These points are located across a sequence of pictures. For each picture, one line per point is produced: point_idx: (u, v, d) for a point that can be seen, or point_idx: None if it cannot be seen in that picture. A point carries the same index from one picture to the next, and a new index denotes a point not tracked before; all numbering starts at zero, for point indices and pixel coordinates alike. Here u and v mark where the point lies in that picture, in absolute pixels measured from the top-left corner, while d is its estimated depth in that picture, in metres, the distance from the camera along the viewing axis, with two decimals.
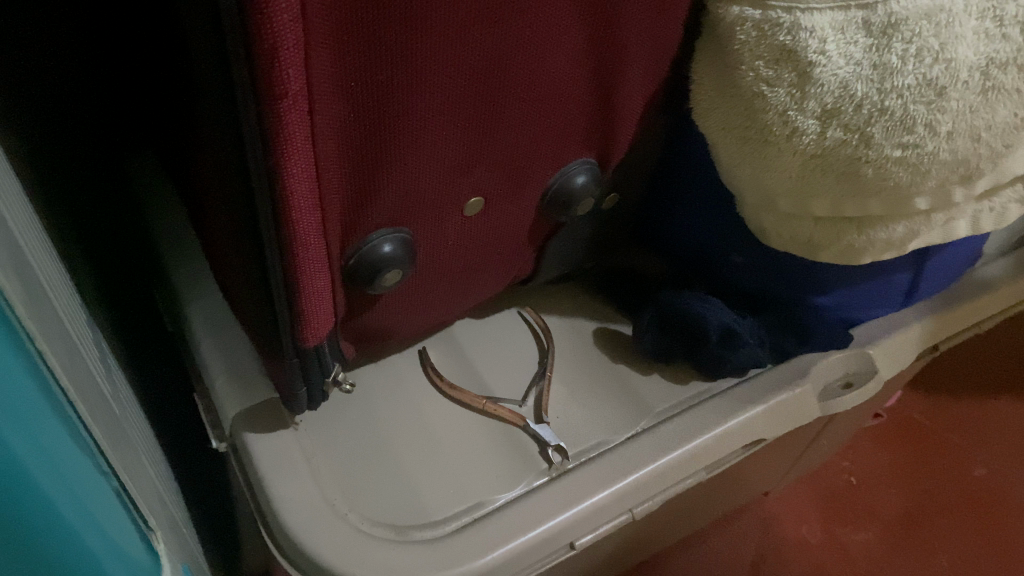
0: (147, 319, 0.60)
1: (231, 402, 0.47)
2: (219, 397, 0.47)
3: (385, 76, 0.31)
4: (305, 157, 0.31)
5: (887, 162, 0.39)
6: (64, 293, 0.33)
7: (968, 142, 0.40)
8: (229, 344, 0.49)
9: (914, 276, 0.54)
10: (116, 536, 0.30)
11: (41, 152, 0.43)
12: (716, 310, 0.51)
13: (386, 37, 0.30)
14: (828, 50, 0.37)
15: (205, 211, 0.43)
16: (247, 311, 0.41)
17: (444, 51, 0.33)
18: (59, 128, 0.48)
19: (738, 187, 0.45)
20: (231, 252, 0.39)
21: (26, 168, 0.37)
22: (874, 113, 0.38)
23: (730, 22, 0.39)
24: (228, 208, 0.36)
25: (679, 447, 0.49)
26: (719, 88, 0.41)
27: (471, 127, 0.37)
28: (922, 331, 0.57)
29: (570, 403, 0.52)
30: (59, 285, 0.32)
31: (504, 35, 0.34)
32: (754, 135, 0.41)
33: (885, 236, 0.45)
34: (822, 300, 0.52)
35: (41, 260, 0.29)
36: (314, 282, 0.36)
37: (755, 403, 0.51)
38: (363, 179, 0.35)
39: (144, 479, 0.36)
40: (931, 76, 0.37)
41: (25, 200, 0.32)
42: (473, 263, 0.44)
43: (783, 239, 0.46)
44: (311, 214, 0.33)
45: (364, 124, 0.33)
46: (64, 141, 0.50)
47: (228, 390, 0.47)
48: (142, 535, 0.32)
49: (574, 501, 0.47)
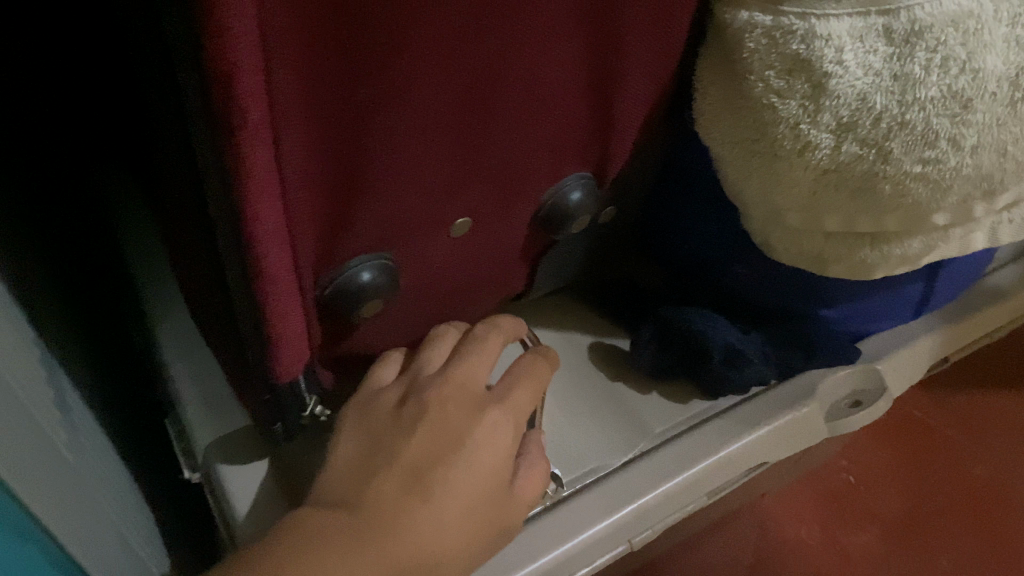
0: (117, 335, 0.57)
1: (204, 431, 0.44)
2: (190, 424, 0.44)
3: (362, 99, 0.28)
4: (270, 189, 0.28)
5: (906, 178, 0.36)
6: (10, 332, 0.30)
7: (993, 157, 0.37)
8: (202, 368, 0.46)
9: (926, 286, 0.52)
10: None
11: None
12: (717, 326, 0.48)
13: (363, 57, 0.27)
14: (845, 60, 0.34)
15: (171, 231, 0.40)
16: (217, 339, 0.38)
17: (428, 69, 0.29)
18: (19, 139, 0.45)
19: (743, 200, 0.42)
20: (198, 280, 0.36)
21: None
22: (894, 127, 0.35)
23: (738, 28, 0.36)
24: (194, 235, 0.33)
25: (680, 474, 0.46)
26: (726, 98, 0.38)
27: (458, 147, 0.34)
28: (933, 344, 0.54)
29: (566, 425, 0.50)
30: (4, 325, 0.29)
31: (493, 49, 0.31)
32: (763, 148, 0.38)
33: (899, 251, 0.42)
34: (829, 313, 0.50)
35: None
36: (286, 317, 0.33)
37: (760, 424, 0.48)
38: (338, 206, 0.32)
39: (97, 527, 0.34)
40: (957, 87, 0.34)
41: None
42: (461, 284, 0.41)
43: (791, 254, 0.43)
44: (279, 247, 0.30)
45: (338, 150, 0.30)
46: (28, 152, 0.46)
47: (200, 417, 0.44)
48: None
49: (569, 535, 0.44)
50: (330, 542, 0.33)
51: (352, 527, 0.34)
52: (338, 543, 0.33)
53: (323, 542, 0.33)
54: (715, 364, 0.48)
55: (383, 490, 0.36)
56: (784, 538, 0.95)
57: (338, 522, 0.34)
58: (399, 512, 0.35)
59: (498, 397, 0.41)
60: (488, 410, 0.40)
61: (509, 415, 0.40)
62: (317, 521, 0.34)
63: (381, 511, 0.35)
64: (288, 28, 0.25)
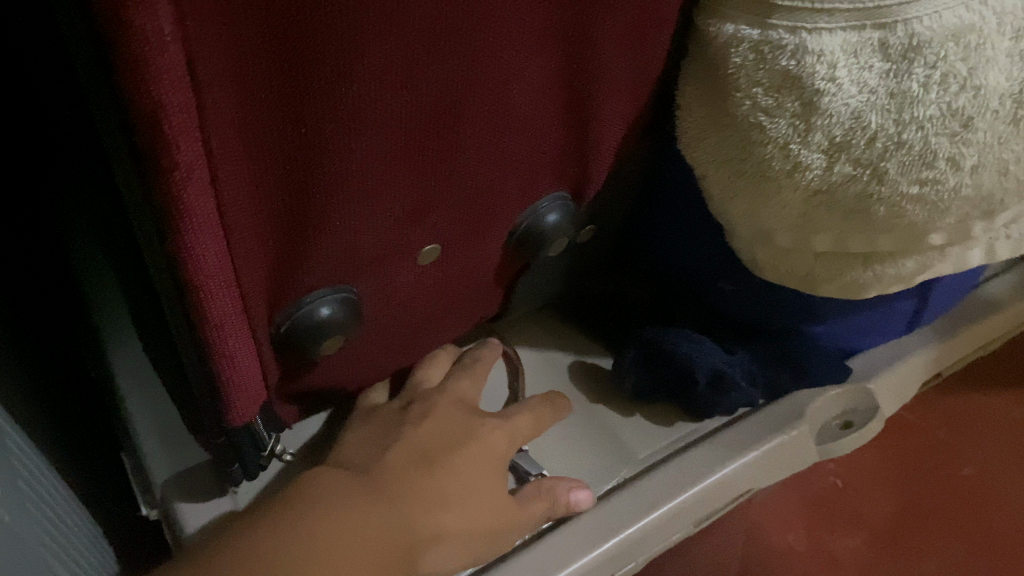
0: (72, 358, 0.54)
1: (161, 466, 0.41)
2: (146, 459, 0.41)
3: (311, 128, 0.26)
4: (211, 231, 0.25)
5: (902, 200, 0.34)
6: None
7: (993, 176, 0.35)
8: (158, 399, 0.43)
9: (918, 301, 0.50)
10: None
11: None
12: (703, 350, 0.45)
13: (311, 83, 0.24)
14: (838, 77, 0.31)
15: (117, 261, 0.37)
16: (167, 375, 0.36)
17: (385, 92, 0.27)
18: None
19: (729, 220, 0.40)
20: (146, 317, 0.34)
21: None
22: (890, 147, 0.32)
23: (723, 42, 0.33)
24: (138, 272, 0.30)
25: (665, 504, 0.44)
26: (710, 114, 0.36)
27: (421, 172, 0.31)
28: (925, 360, 0.52)
29: (546, 450, 0.47)
30: None
31: (456, 69, 0.28)
32: (750, 169, 0.36)
33: (893, 271, 0.40)
34: (819, 330, 0.48)
35: None
36: (237, 360, 0.30)
37: (748, 449, 0.46)
38: (290, 241, 0.29)
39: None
40: (957, 105, 0.32)
41: None
42: (431, 311, 0.39)
43: (780, 274, 0.41)
44: (225, 290, 0.27)
45: (286, 183, 0.27)
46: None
47: (157, 452, 0.42)
48: None
49: (549, 572, 0.42)
50: (353, 497, 0.33)
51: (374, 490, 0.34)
52: (361, 498, 0.33)
53: (349, 495, 0.33)
54: (702, 388, 0.45)
55: (399, 468, 0.36)
56: (771, 547, 0.79)
57: (358, 483, 0.34)
58: (414, 484, 0.36)
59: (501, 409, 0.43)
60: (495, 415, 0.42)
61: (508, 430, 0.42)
62: (337, 481, 0.34)
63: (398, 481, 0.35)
64: (221, 58, 0.22)
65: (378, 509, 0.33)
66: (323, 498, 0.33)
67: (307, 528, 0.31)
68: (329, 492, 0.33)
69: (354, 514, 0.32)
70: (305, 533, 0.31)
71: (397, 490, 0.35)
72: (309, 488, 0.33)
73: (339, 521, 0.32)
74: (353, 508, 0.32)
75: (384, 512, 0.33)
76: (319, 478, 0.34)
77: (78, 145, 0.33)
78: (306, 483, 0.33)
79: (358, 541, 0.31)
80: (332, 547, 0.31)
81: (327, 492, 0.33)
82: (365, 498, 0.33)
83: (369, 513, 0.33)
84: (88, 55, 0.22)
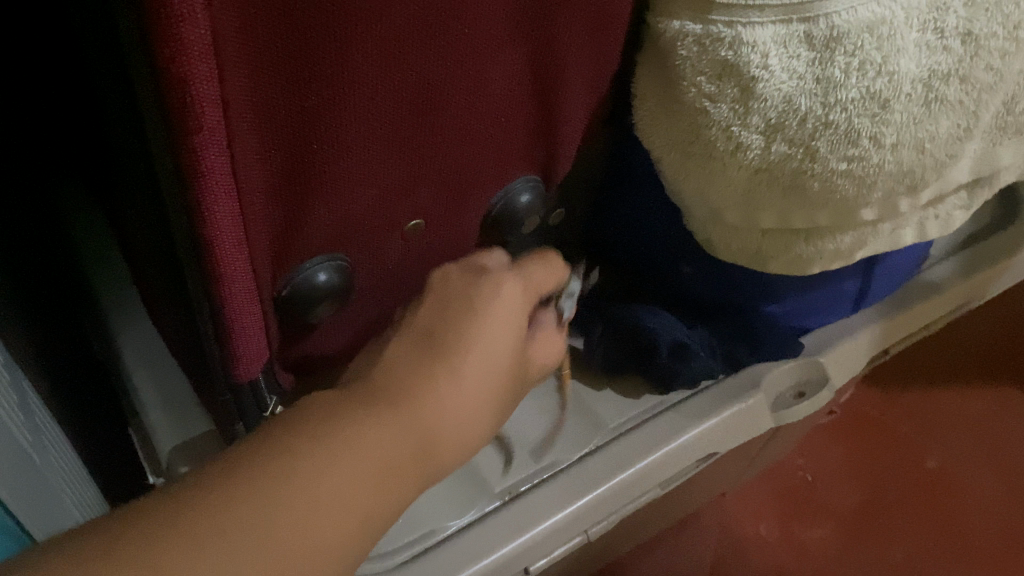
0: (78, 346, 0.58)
1: (167, 436, 0.45)
2: (153, 429, 0.45)
3: (313, 104, 0.30)
4: (227, 192, 0.29)
5: (833, 175, 0.39)
6: None
7: (912, 154, 0.39)
8: (165, 376, 0.47)
9: (862, 282, 0.54)
10: None
11: None
12: (667, 325, 0.50)
13: (314, 64, 0.29)
14: (770, 65, 0.36)
15: (130, 241, 0.41)
16: (181, 343, 0.40)
17: (376, 75, 0.31)
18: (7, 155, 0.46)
19: (684, 200, 0.44)
20: (161, 285, 0.37)
21: None
22: (819, 127, 0.37)
23: (671, 37, 0.38)
24: (156, 240, 0.34)
25: (631, 467, 0.48)
26: (663, 103, 0.41)
27: (408, 150, 0.35)
28: (872, 336, 0.56)
29: (524, 424, 0.51)
30: None
31: (436, 57, 0.33)
32: (698, 150, 0.40)
33: (832, 246, 0.44)
34: (772, 308, 0.52)
35: None
36: (245, 317, 0.34)
37: (707, 417, 0.51)
38: (291, 209, 0.33)
39: None
40: (874, 88, 0.36)
41: None
42: (414, 284, 0.43)
43: (732, 251, 0.46)
44: (237, 249, 0.31)
45: (289, 152, 0.31)
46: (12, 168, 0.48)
47: (163, 422, 0.45)
48: None
49: (524, 527, 0.46)
50: (331, 451, 0.34)
51: (354, 439, 0.35)
52: (339, 454, 0.34)
53: (327, 448, 0.34)
54: (663, 358, 0.50)
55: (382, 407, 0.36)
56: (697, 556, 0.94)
57: (340, 429, 0.35)
58: (396, 430, 0.36)
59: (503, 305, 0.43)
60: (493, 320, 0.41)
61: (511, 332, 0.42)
62: (318, 428, 0.34)
63: (381, 424, 0.36)
64: (240, 39, 0.26)
65: (355, 468, 0.34)
66: (301, 454, 0.33)
67: (280, 491, 0.32)
68: (310, 446, 0.34)
69: (332, 477, 0.33)
70: (281, 496, 0.32)
71: (380, 439, 0.35)
72: (287, 439, 0.34)
73: (313, 486, 0.33)
74: (329, 468, 0.33)
75: (359, 471, 0.34)
76: (300, 421, 0.35)
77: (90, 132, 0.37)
78: (287, 430, 0.34)
79: (331, 509, 0.33)
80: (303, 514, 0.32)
81: (306, 445, 0.34)
82: (342, 455, 0.34)
83: (342, 474, 0.34)
84: (111, 35, 0.26)
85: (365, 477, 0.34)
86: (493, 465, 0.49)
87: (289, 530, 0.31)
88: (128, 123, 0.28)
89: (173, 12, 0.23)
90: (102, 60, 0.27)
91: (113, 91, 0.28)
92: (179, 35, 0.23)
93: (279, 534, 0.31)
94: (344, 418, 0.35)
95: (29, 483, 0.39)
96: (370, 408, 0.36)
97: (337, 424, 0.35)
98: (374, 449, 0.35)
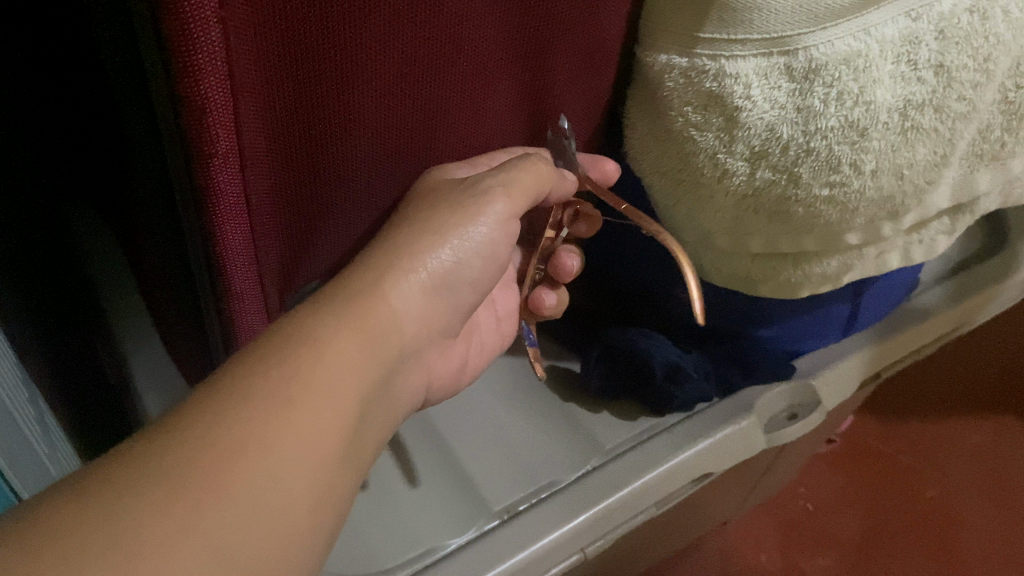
0: None
1: (155, 402, 0.48)
2: (140, 393, 0.49)
3: (320, 133, 0.32)
4: (239, 215, 0.31)
5: (816, 201, 0.41)
6: None
7: (892, 180, 0.41)
8: (168, 393, 0.49)
9: (852, 307, 0.56)
10: None
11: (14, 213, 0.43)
12: (659, 347, 0.52)
13: (321, 95, 0.31)
14: (753, 95, 0.38)
15: (145, 265, 0.43)
16: (189, 351, 0.43)
17: (379, 106, 0.33)
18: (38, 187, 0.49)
19: (674, 225, 0.46)
20: (174, 302, 0.40)
21: None
22: (800, 154, 0.39)
23: (659, 69, 0.40)
24: (169, 259, 0.36)
25: (629, 484, 0.49)
26: (652, 132, 0.43)
27: (409, 171, 0.38)
28: (865, 360, 0.58)
29: (525, 446, 0.53)
30: None
31: (435, 88, 0.35)
32: (686, 177, 0.43)
33: (819, 270, 0.46)
34: (765, 333, 0.55)
35: None
36: (252, 331, 0.36)
37: (702, 436, 0.51)
38: (300, 230, 0.35)
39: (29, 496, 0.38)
40: (852, 118, 0.38)
41: None
42: None
43: (723, 276, 0.47)
44: (248, 268, 0.33)
45: (296, 176, 0.33)
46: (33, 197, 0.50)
47: (152, 390, 0.49)
48: None
49: (524, 544, 0.46)
50: (286, 388, 0.30)
51: (315, 372, 0.31)
52: (296, 397, 0.30)
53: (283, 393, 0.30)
54: (659, 380, 0.51)
55: (343, 328, 0.33)
56: None
57: (293, 360, 0.31)
58: (362, 355, 0.33)
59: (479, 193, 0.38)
60: (465, 207, 0.38)
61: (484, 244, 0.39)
62: (269, 356, 0.31)
63: (348, 348, 0.33)
64: (253, 73, 0.28)
65: (318, 407, 0.30)
66: (251, 400, 0.29)
67: (225, 447, 0.28)
68: (262, 386, 0.30)
69: (291, 420, 0.29)
70: (227, 448, 0.28)
71: (346, 369, 0.32)
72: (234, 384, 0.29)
73: (264, 431, 0.29)
74: (286, 410, 0.29)
75: (323, 411, 0.30)
76: (247, 354, 0.31)
77: (107, 158, 0.39)
78: (234, 370, 0.30)
79: (296, 464, 0.29)
80: (256, 464, 0.28)
81: (256, 388, 0.30)
82: (299, 398, 0.30)
83: (302, 418, 0.30)
84: (132, 70, 0.28)
85: (330, 421, 0.31)
86: (491, 489, 0.50)
87: (242, 493, 0.27)
88: (146, 150, 0.30)
89: (194, 50, 0.25)
90: (123, 92, 0.29)
91: (134, 121, 0.30)
92: (197, 68, 0.25)
93: (228, 489, 0.27)
94: (298, 343, 0.31)
95: (31, 465, 0.41)
96: (328, 333, 0.33)
97: (288, 348, 0.31)
98: (348, 392, 0.32)
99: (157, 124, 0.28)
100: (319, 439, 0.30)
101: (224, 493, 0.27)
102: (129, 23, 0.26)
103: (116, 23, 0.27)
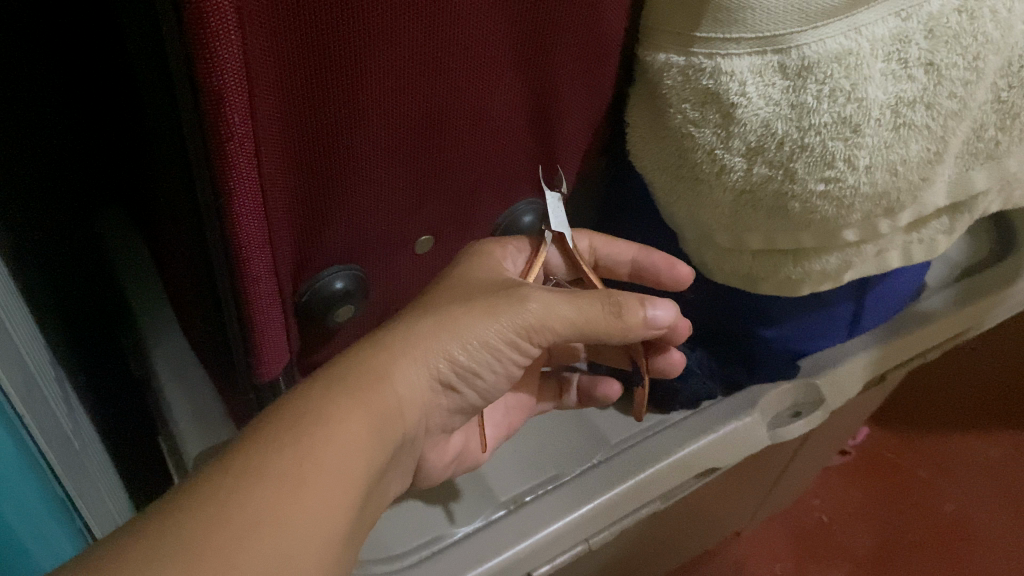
0: (114, 356, 0.61)
1: (194, 441, 0.49)
2: (181, 436, 0.49)
3: (332, 123, 0.34)
4: (254, 198, 0.32)
5: (812, 197, 0.42)
6: (48, 371, 0.39)
7: (886, 177, 0.42)
8: (190, 386, 0.51)
9: (856, 308, 0.57)
10: (22, 489, 0.37)
11: (30, 208, 0.45)
12: None
13: (333, 85, 0.32)
14: (748, 92, 0.39)
15: (167, 257, 0.46)
16: (208, 341, 0.44)
17: (387, 98, 0.35)
18: (67, 188, 0.51)
19: (677, 221, 0.48)
20: (192, 291, 0.42)
21: (12, 239, 0.40)
22: (795, 150, 0.40)
23: (658, 67, 0.42)
24: (189, 248, 0.38)
25: (632, 476, 0.50)
26: (654, 132, 0.45)
27: (420, 168, 0.39)
28: (869, 361, 0.58)
29: (541, 455, 0.53)
30: (45, 369, 0.38)
31: (442, 83, 0.36)
32: (686, 173, 0.44)
33: (819, 267, 0.47)
34: (770, 333, 0.54)
35: (29, 346, 0.36)
36: (268, 318, 0.37)
37: (704, 433, 0.53)
38: (312, 219, 0.37)
39: (88, 487, 0.43)
40: (845, 113, 0.39)
41: (18, 290, 0.38)
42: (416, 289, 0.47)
43: (725, 274, 0.49)
44: (261, 252, 0.35)
45: (310, 165, 0.35)
46: (70, 197, 0.53)
47: (190, 429, 0.49)
48: (59, 491, 0.40)
49: (530, 532, 0.47)
50: (299, 468, 0.33)
51: (325, 451, 0.34)
52: (309, 475, 0.33)
53: (297, 462, 0.33)
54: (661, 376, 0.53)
55: (351, 410, 0.36)
56: None
57: (308, 442, 0.34)
58: (368, 430, 0.37)
59: (517, 300, 0.42)
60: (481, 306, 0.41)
61: (522, 325, 0.42)
62: (289, 437, 0.34)
63: (355, 428, 0.36)
64: (269, 62, 0.30)
65: (329, 484, 0.33)
66: (265, 476, 0.32)
67: (243, 519, 0.31)
68: (278, 466, 0.32)
69: (303, 495, 0.32)
70: (243, 525, 0.30)
71: (354, 449, 0.35)
72: (244, 460, 0.32)
73: (277, 505, 0.32)
74: (297, 490, 0.32)
75: (333, 489, 0.34)
76: (261, 433, 0.34)
77: (131, 155, 0.42)
78: (245, 447, 0.33)
79: (306, 523, 0.32)
80: (272, 535, 0.31)
81: (269, 468, 0.32)
82: (313, 479, 0.33)
83: (313, 495, 0.33)
84: (154, 58, 0.30)
85: (339, 498, 0.34)
86: (497, 479, 0.51)
87: (255, 562, 0.30)
88: (168, 137, 0.32)
89: (209, 33, 0.27)
90: (149, 83, 0.31)
91: (157, 110, 0.32)
92: (215, 52, 0.27)
93: (238, 562, 0.30)
94: (312, 425, 0.34)
95: (78, 471, 0.41)
96: (341, 415, 0.36)
97: (305, 428, 0.34)
98: (353, 454, 0.35)
99: (180, 113, 0.30)
100: (329, 513, 0.33)
101: (247, 545, 0.30)
102: (154, 11, 0.28)
103: (142, 16, 0.29)
